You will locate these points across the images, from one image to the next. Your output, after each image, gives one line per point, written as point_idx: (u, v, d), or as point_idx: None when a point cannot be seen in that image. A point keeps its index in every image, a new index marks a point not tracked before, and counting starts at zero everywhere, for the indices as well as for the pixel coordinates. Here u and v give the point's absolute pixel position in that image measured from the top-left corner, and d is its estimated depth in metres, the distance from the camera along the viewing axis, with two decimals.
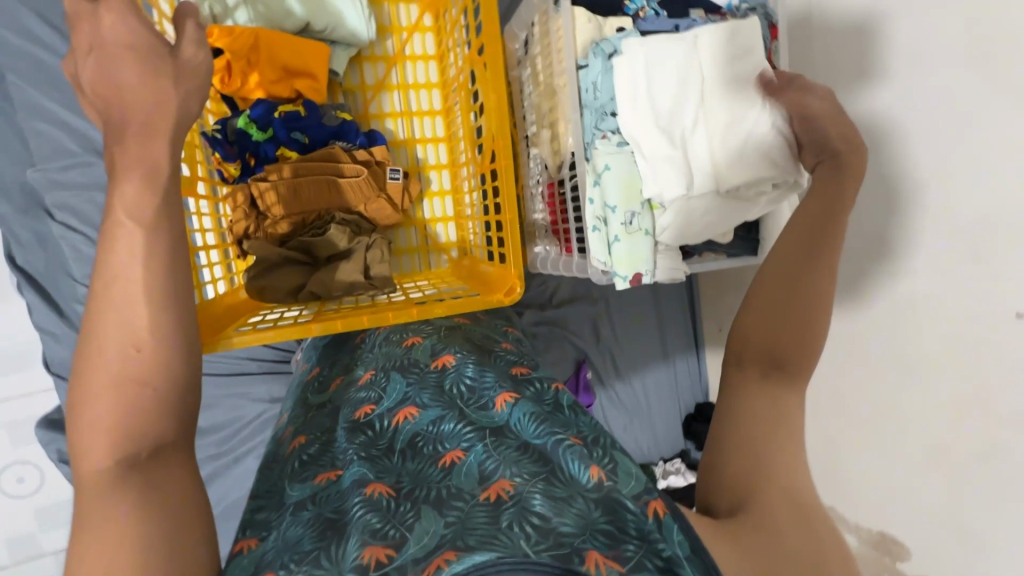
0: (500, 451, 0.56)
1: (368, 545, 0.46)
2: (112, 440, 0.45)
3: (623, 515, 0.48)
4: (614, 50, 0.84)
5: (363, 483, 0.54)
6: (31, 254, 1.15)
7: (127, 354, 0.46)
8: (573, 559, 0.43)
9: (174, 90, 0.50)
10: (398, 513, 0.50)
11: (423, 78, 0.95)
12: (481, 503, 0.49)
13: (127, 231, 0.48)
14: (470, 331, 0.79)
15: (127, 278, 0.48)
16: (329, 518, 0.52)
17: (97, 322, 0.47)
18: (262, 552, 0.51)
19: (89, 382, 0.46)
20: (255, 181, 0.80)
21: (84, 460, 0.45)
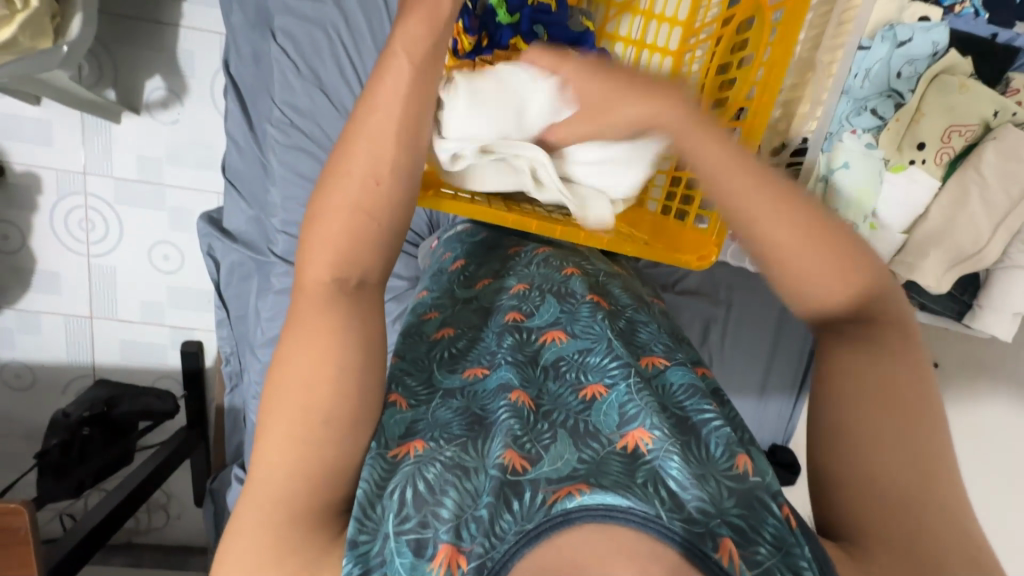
0: (641, 396, 0.56)
1: (510, 449, 0.50)
2: (337, 258, 0.50)
3: (762, 515, 0.48)
4: (908, 39, 0.82)
5: (507, 388, 0.57)
6: (245, 67, 1.26)
7: (368, 185, 0.50)
8: (706, 542, 0.44)
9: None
10: (535, 428, 0.53)
11: (670, 11, 0.88)
12: (617, 451, 0.51)
13: (400, 66, 0.52)
14: (629, 282, 0.79)
15: (391, 115, 0.50)
16: (477, 414, 0.56)
17: (348, 149, 0.51)
18: (416, 417, 0.56)
19: (331, 199, 0.50)
20: (484, 63, 0.79)
21: (310, 269, 0.50)
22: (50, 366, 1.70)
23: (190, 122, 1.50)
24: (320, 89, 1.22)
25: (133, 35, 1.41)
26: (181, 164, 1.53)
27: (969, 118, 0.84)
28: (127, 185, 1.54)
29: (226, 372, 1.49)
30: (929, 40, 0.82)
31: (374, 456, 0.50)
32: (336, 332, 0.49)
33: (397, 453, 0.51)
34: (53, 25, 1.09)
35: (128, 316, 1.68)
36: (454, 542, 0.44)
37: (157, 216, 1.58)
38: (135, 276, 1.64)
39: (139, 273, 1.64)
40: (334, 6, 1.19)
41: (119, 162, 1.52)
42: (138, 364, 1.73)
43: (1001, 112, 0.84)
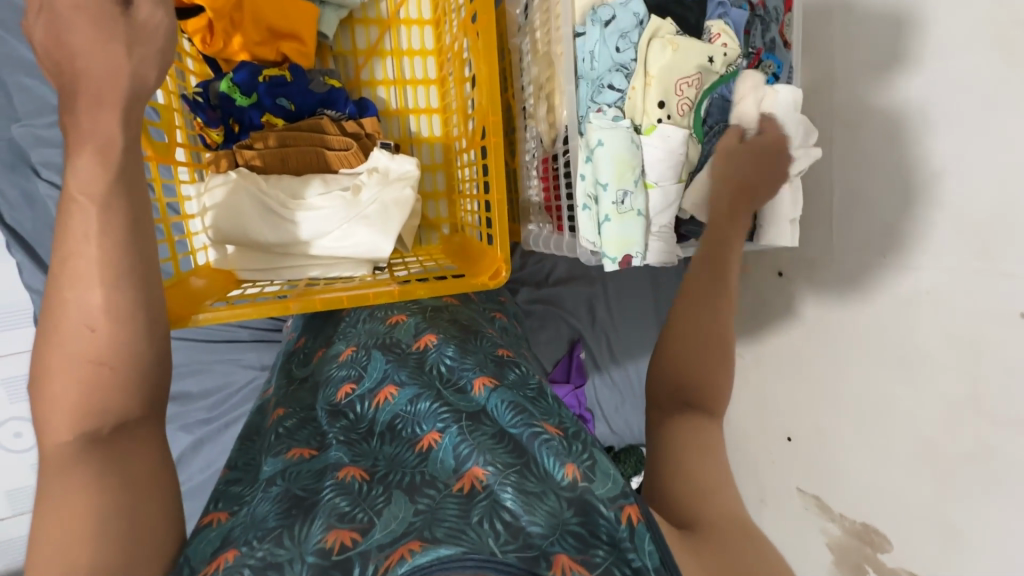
0: (474, 436, 0.56)
1: (334, 528, 0.46)
2: (73, 418, 0.44)
3: (596, 518, 0.49)
4: (613, 18, 0.77)
5: (338, 465, 0.55)
6: (19, 213, 1.13)
7: (81, 335, 0.45)
8: (540, 562, 0.43)
9: (129, 55, 0.47)
10: (369, 496, 0.50)
11: (417, 44, 0.90)
12: (453, 494, 0.50)
13: (82, 208, 0.46)
14: (456, 312, 0.79)
15: (82, 256, 0.45)
16: (297, 496, 0.52)
17: (55, 301, 0.45)
18: (232, 525, 0.52)
19: (47, 363, 0.45)
20: (241, 149, 0.77)
21: (46, 438, 0.44)
22: None
23: None
24: None
25: None
26: None
27: (690, 68, 0.78)
28: None
29: None
30: (633, 14, 0.76)
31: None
32: (89, 496, 0.43)
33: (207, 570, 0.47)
34: None
35: None
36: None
37: None
38: None
39: None
40: None
41: None
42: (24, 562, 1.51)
43: (714, 58, 0.79)
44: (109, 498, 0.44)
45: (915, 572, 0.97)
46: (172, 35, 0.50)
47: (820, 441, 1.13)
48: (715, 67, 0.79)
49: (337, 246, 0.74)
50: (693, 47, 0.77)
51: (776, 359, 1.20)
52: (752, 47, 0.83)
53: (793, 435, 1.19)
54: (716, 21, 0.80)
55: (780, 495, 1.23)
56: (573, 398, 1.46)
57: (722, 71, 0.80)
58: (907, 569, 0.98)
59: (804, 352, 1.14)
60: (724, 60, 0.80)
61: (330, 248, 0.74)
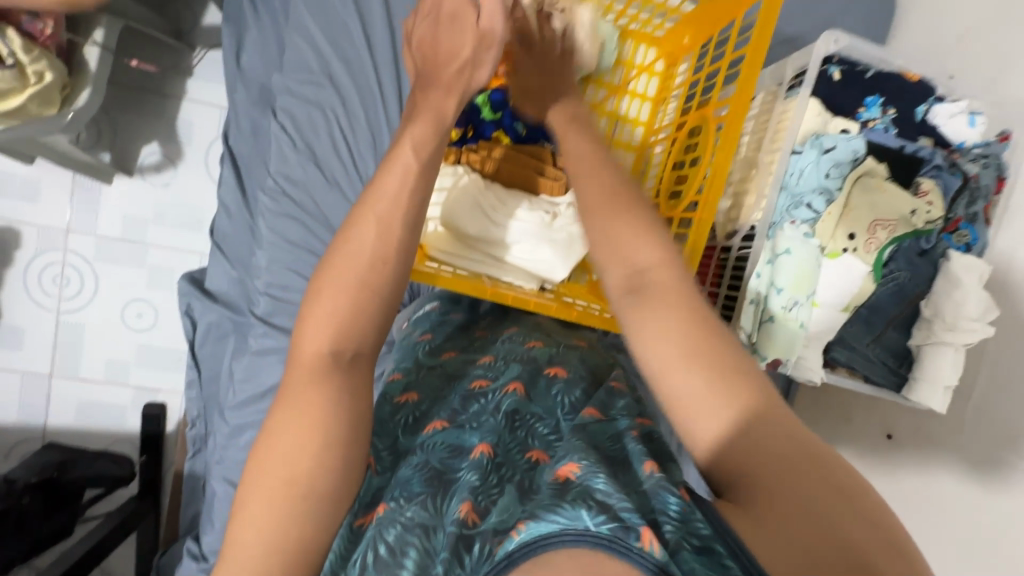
0: (574, 442, 0.59)
1: (466, 505, 0.53)
2: (338, 329, 0.53)
3: (665, 500, 0.50)
4: (833, 147, 0.82)
5: (474, 445, 0.61)
6: (243, 140, 1.35)
7: (375, 265, 0.55)
8: (629, 533, 0.44)
9: (473, 58, 0.59)
10: (491, 480, 0.56)
11: (633, 113, 1.02)
12: (551, 483, 0.53)
13: (406, 159, 0.57)
14: (589, 356, 0.83)
15: (392, 199, 0.56)
16: (438, 470, 0.60)
17: (348, 231, 0.56)
18: (381, 485, 0.62)
19: (334, 278, 0.54)
20: (469, 150, 0.89)
21: (307, 341, 0.53)
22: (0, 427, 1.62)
23: (181, 185, 1.57)
24: (314, 161, 1.30)
25: (136, 106, 1.51)
26: (167, 224, 1.58)
27: (891, 213, 0.82)
28: (109, 243, 1.57)
29: (189, 435, 1.46)
30: (852, 150, 0.82)
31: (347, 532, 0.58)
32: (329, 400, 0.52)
33: (364, 519, 0.59)
34: (62, 95, 1.17)
35: (92, 376, 1.63)
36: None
37: (138, 275, 1.60)
38: (104, 335, 1.62)
39: (108, 331, 1.62)
40: (334, 89, 1.29)
41: (105, 220, 1.56)
42: (92, 426, 1.66)
43: (916, 212, 0.83)
44: (339, 403, 0.52)
45: None
46: None
47: None
48: (913, 220, 0.83)
49: (524, 258, 0.84)
50: (898, 194, 0.82)
51: None
52: (953, 213, 0.86)
53: None
54: (928, 178, 0.84)
55: None
56: None
57: (918, 225, 0.84)
58: None
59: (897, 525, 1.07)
60: (925, 216, 0.84)
61: (519, 257, 0.84)
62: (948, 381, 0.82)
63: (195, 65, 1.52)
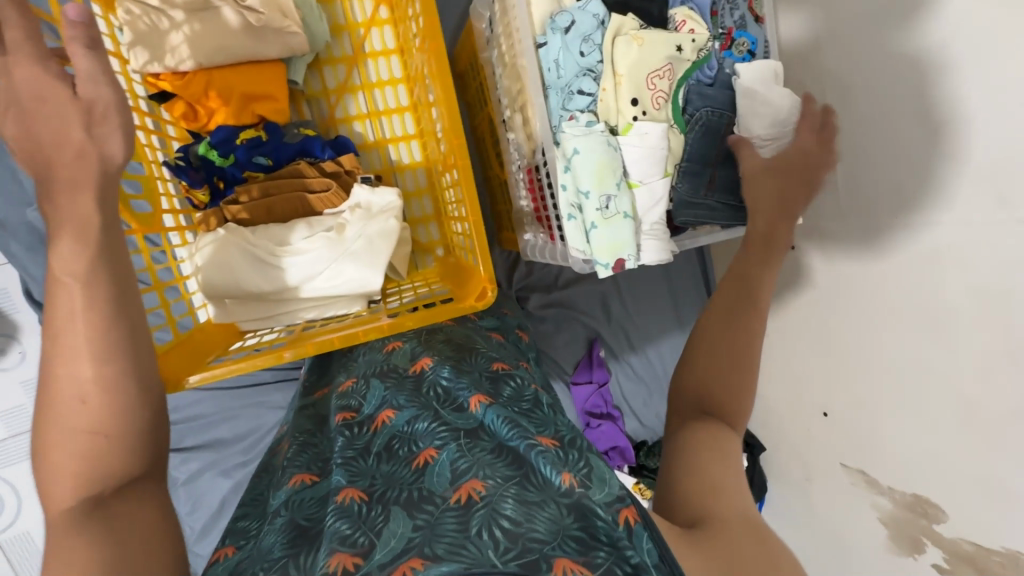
0: (472, 452, 0.55)
1: (337, 553, 0.47)
2: (78, 485, 0.45)
3: (594, 521, 0.48)
4: (573, 23, 0.75)
5: (338, 489, 0.56)
6: (48, 288, 1.20)
7: (74, 409, 0.46)
8: (540, 566, 0.43)
9: (91, 138, 0.49)
10: (368, 517, 0.51)
11: (386, 74, 0.91)
12: (451, 507, 0.50)
13: (66, 286, 0.47)
14: (450, 331, 0.80)
15: (71, 333, 0.47)
16: (302, 525, 0.53)
17: (48, 376, 0.46)
18: (241, 557, 0.53)
19: (46, 439, 0.46)
20: (225, 205, 0.79)
21: (53, 505, 0.45)
22: None
23: None
24: None
25: None
26: None
27: (658, 60, 0.76)
28: None
29: None
30: (593, 16, 0.75)
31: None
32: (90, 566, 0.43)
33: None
34: None
35: None
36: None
37: None
38: None
39: None
40: None
41: None
42: None
43: (682, 46, 0.77)
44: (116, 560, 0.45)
45: (976, 543, 0.91)
46: (120, 107, 0.50)
47: (857, 412, 1.08)
48: (685, 55, 0.77)
49: (328, 287, 0.75)
50: (657, 38, 0.75)
51: (801, 334, 1.15)
52: (723, 27, 0.81)
53: (829, 411, 1.14)
54: (679, 8, 0.78)
55: (824, 471, 1.19)
56: (597, 398, 1.44)
57: (693, 57, 0.78)
58: (967, 540, 0.92)
59: (829, 322, 1.09)
60: (694, 47, 0.77)
61: (324, 289, 0.75)
62: None
63: None
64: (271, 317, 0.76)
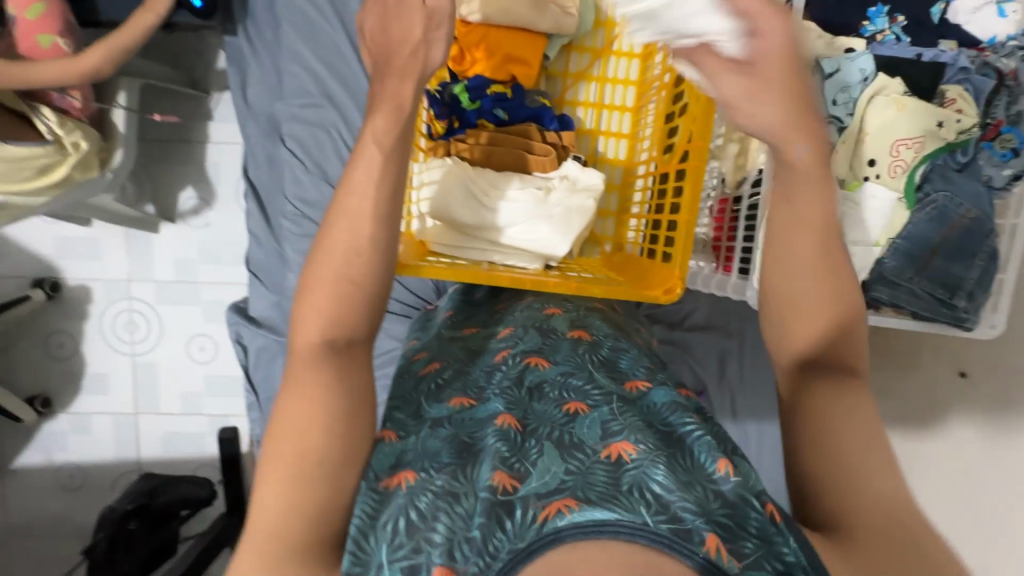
0: (625, 416, 0.57)
1: (498, 471, 0.52)
2: (327, 324, 0.56)
3: (746, 511, 0.49)
4: (838, 71, 0.76)
5: (495, 414, 0.60)
6: (261, 170, 1.41)
7: (351, 260, 0.56)
8: (692, 537, 0.43)
9: (426, 39, 0.58)
10: (523, 447, 0.55)
11: (622, 74, 0.98)
12: (602, 460, 0.52)
13: (371, 154, 0.57)
14: (609, 314, 0.82)
15: (361, 196, 0.57)
16: (465, 440, 0.59)
17: (333, 225, 0.57)
18: (405, 448, 0.60)
19: (318, 278, 0.57)
20: (457, 141, 0.89)
21: (304, 331, 0.56)
22: (100, 465, 1.81)
23: (218, 224, 1.67)
24: (326, 180, 1.34)
25: (167, 158, 1.62)
26: (212, 261, 1.69)
27: (913, 130, 0.75)
28: (166, 286, 1.70)
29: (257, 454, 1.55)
30: (860, 70, 0.76)
31: (364, 491, 0.55)
32: (324, 388, 0.54)
33: (390, 483, 0.56)
34: (99, 158, 1.26)
35: (170, 409, 1.78)
36: (448, 563, 0.46)
37: (193, 312, 1.72)
38: (174, 370, 1.76)
39: (177, 366, 1.76)
40: (333, 107, 1.33)
41: (159, 266, 1.69)
42: (178, 455, 1.81)
43: (944, 123, 0.75)
44: (334, 395, 0.55)
45: None
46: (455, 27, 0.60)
47: None
48: (943, 133, 0.75)
49: (522, 239, 0.82)
50: (919, 108, 0.74)
51: None
52: (991, 118, 0.78)
53: None
54: (954, 85, 0.76)
55: None
56: None
57: (950, 137, 0.75)
58: None
59: None
60: (956, 127, 0.75)
61: (518, 239, 0.82)
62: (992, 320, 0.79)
63: (213, 109, 1.60)
64: (461, 249, 0.84)
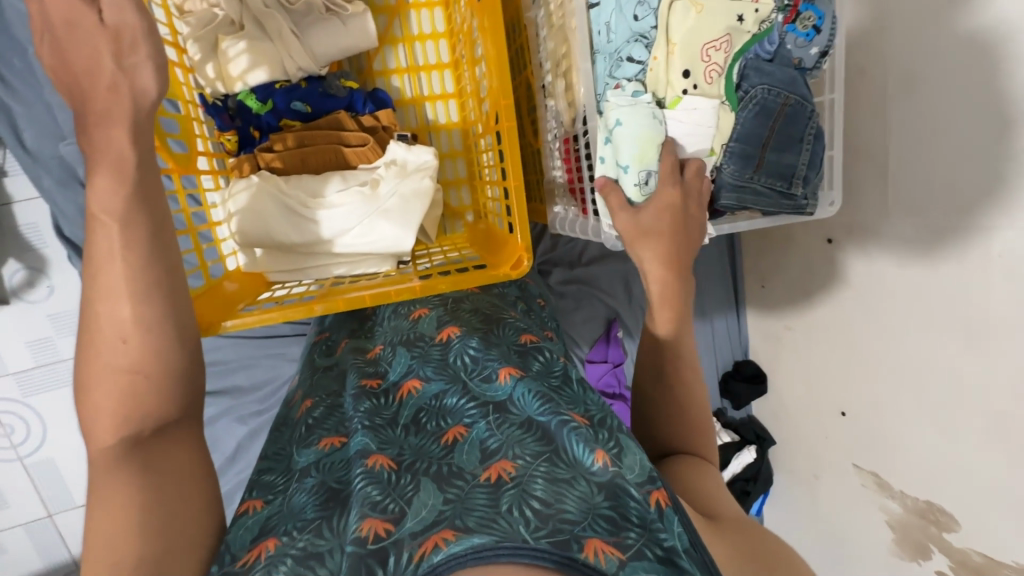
0: (503, 429, 0.56)
1: (368, 517, 0.48)
2: (121, 424, 0.47)
3: (626, 502, 0.49)
4: None
5: (365, 454, 0.56)
6: (76, 223, 1.20)
7: (116, 347, 0.47)
8: (571, 546, 0.43)
9: (120, 68, 0.47)
10: (398, 486, 0.52)
11: (428, 28, 0.88)
12: (481, 484, 0.50)
13: (106, 227, 0.47)
14: (476, 300, 0.78)
15: (109, 270, 0.47)
16: (333, 488, 0.55)
17: (90, 314, 0.47)
18: (269, 514, 0.54)
19: (88, 373, 0.47)
20: (260, 152, 0.78)
21: (94, 441, 0.46)
22: None
23: (61, 291, 1.45)
24: None
25: None
26: (71, 333, 1.48)
27: (715, 32, 0.72)
28: (28, 376, 1.48)
29: None
30: None
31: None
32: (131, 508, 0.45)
33: (248, 558, 0.49)
34: None
35: (89, 498, 1.63)
36: None
37: (70, 393, 1.53)
38: (75, 460, 1.59)
39: (76, 455, 1.58)
40: None
41: (9, 357, 1.46)
42: None
43: (744, 16, 0.72)
44: (148, 501, 0.46)
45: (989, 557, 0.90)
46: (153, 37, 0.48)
47: (882, 418, 1.04)
48: (746, 27, 0.73)
49: (361, 244, 0.74)
50: (720, 3, 0.71)
51: (832, 330, 1.11)
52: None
53: (848, 410, 1.11)
54: None
55: (835, 470, 1.18)
56: (611, 377, 1.41)
57: (754, 29, 0.73)
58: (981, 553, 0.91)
59: (862, 323, 1.04)
60: (756, 18, 0.72)
61: (353, 247, 0.74)
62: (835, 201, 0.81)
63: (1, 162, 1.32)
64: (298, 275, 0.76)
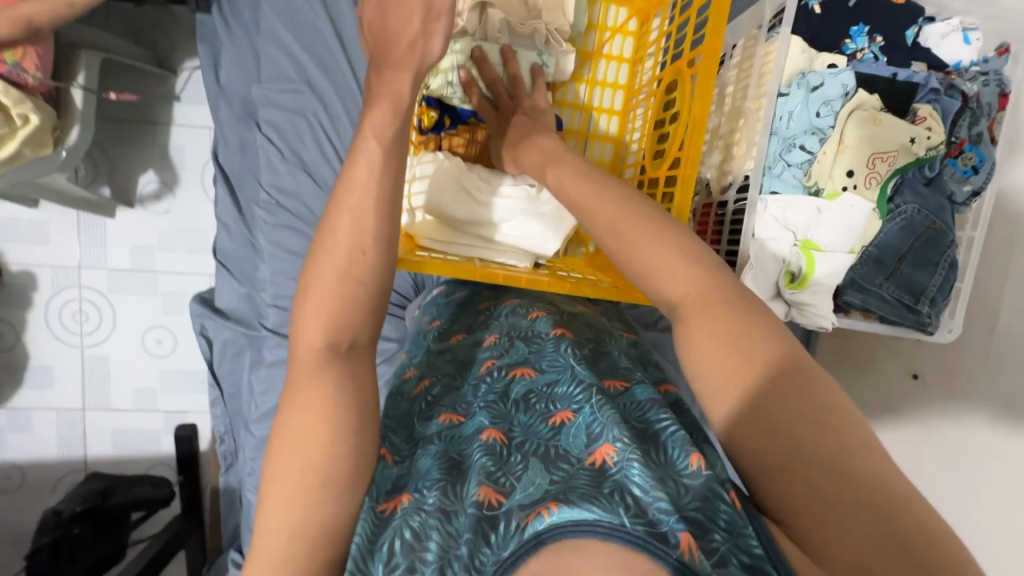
0: (605, 414, 0.58)
1: (484, 486, 0.52)
2: (332, 323, 0.54)
3: (716, 504, 0.50)
4: (821, 84, 0.80)
5: (480, 429, 0.61)
6: (231, 155, 1.36)
7: (355, 257, 0.55)
8: (666, 537, 0.45)
9: (424, 33, 0.58)
10: (508, 462, 0.56)
11: (612, 78, 1.01)
12: (586, 467, 0.53)
13: (370, 147, 0.56)
14: (591, 318, 0.83)
15: (361, 190, 0.56)
16: (455, 458, 0.59)
17: (332, 223, 0.56)
18: (402, 473, 0.59)
19: (320, 273, 0.55)
20: (449, 136, 0.91)
21: (303, 340, 0.54)
22: (43, 465, 1.69)
23: (182, 210, 1.58)
24: (304, 170, 1.30)
25: (126, 138, 1.51)
26: (175, 249, 1.60)
27: (888, 145, 0.80)
28: (122, 275, 1.60)
29: (220, 451, 1.47)
30: (841, 84, 0.80)
31: (367, 515, 0.53)
32: (326, 400, 0.52)
33: (387, 507, 0.55)
34: (53, 136, 1.12)
35: (124, 405, 1.68)
36: None
37: (151, 303, 1.63)
38: (127, 365, 1.66)
39: (131, 361, 1.66)
40: (313, 95, 1.28)
41: (115, 254, 1.59)
42: (130, 453, 1.71)
43: (916, 139, 0.80)
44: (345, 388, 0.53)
45: None
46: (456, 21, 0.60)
47: None
48: (914, 148, 0.80)
49: (513, 236, 0.83)
50: (896, 124, 0.80)
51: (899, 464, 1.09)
52: (956, 136, 0.83)
53: None
54: (925, 105, 0.81)
55: None
56: None
57: (920, 153, 0.81)
58: None
59: None
60: (926, 144, 0.80)
61: (511, 236, 0.83)
62: (954, 330, 0.85)
63: (182, 90, 1.50)
64: (448, 246, 0.84)
